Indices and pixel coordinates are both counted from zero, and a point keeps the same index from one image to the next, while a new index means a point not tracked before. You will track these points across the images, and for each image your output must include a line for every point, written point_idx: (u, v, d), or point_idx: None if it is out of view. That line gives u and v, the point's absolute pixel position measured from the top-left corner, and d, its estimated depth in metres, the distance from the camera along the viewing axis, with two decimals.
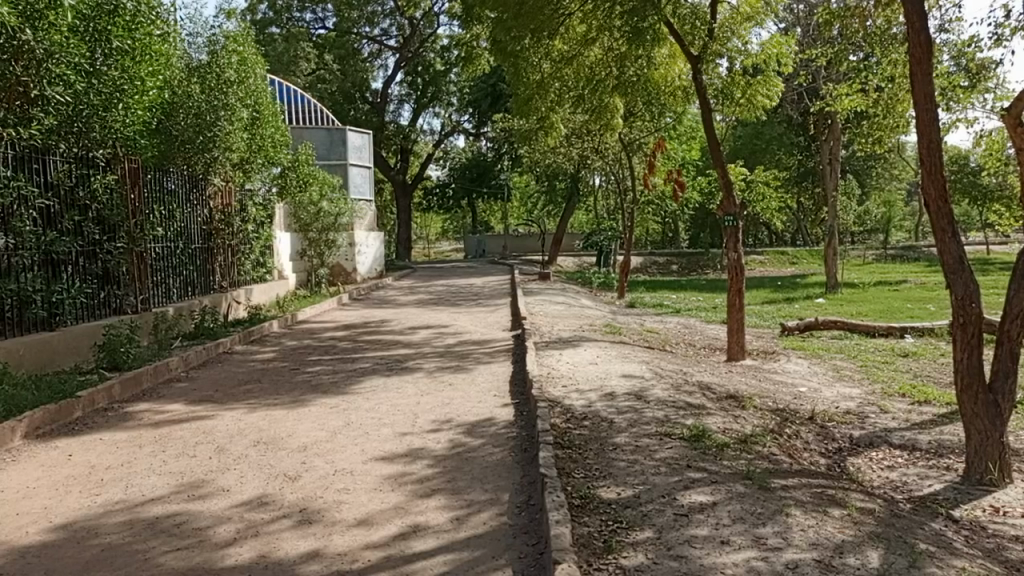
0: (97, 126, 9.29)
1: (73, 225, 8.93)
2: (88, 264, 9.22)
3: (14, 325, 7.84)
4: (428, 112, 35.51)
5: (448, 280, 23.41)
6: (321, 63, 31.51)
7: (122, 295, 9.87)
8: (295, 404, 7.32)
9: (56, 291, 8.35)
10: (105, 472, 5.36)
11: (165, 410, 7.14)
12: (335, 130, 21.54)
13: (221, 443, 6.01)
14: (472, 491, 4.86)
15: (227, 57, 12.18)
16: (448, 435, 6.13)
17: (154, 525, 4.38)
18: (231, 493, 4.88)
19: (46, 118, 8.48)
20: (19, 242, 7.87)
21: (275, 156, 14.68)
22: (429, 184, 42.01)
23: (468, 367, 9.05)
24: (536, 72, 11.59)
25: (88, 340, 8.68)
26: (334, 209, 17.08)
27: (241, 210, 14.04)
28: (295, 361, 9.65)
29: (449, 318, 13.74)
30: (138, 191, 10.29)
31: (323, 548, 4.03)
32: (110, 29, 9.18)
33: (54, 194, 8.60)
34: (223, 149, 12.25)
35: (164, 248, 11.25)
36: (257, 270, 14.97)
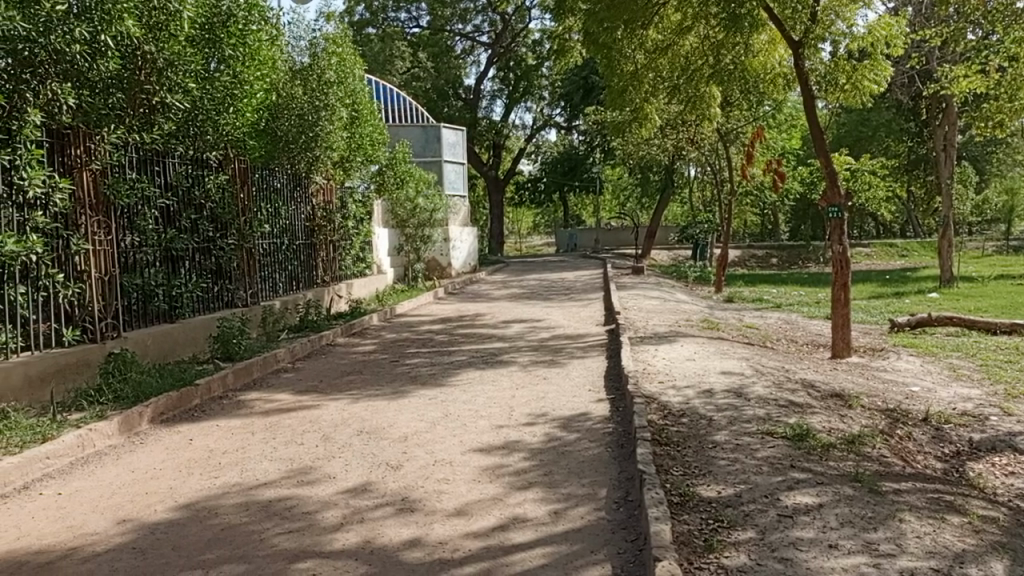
0: (210, 130, 9.67)
1: (190, 223, 9.54)
2: (204, 259, 9.82)
3: (140, 318, 8.45)
4: (520, 107, 35.63)
5: (540, 275, 23.51)
6: (416, 62, 32.19)
7: (233, 289, 10.46)
8: (395, 395, 7.54)
9: (176, 285, 8.98)
10: (222, 456, 5.69)
11: (275, 399, 7.50)
12: (430, 128, 22.01)
13: (327, 432, 6.26)
14: (568, 485, 4.88)
15: (327, 59, 12.46)
16: (544, 428, 6.17)
17: (267, 507, 4.62)
18: (337, 480, 5.08)
19: (167, 124, 8.59)
20: (144, 240, 8.53)
21: (374, 155, 15.18)
22: (522, 178, 42.27)
23: (562, 361, 9.06)
24: (630, 63, 11.38)
25: (204, 332, 9.21)
26: (430, 206, 17.55)
27: (342, 208, 14.63)
28: (394, 354, 9.94)
29: (542, 312, 13.78)
30: (247, 190, 10.86)
31: (424, 537, 4.14)
32: (223, 37, 9.43)
33: (173, 193, 9.20)
34: (323, 149, 12.50)
35: (271, 244, 11.81)
36: (356, 265, 15.47)
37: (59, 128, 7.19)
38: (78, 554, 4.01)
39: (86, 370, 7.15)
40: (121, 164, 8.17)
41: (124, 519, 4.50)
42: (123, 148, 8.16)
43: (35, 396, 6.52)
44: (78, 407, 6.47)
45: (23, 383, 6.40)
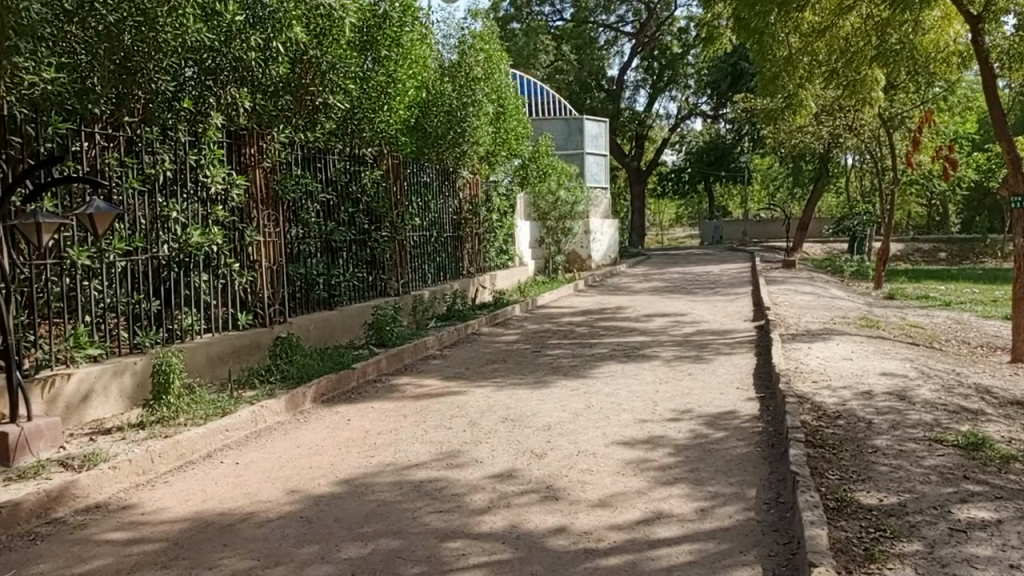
0: (367, 129, 10.25)
1: (348, 216, 10.12)
2: (360, 250, 10.39)
3: (304, 304, 9.08)
4: (664, 97, 34.90)
5: (683, 268, 22.99)
6: (560, 54, 32.30)
7: (386, 279, 11.01)
8: (538, 385, 7.66)
9: (334, 274, 9.60)
10: (377, 437, 6.02)
11: (424, 384, 7.84)
12: (573, 121, 22.09)
13: (473, 417, 6.47)
14: (715, 483, 4.78)
15: (475, 55, 12.78)
16: (689, 425, 6.06)
17: (419, 487, 4.85)
18: (484, 465, 5.24)
19: (328, 123, 9.19)
20: (306, 232, 9.13)
21: (517, 149, 15.43)
22: (665, 169, 41.46)
23: (708, 357, 8.83)
24: (784, 48, 10.79)
25: (360, 319, 9.76)
26: (571, 198, 17.79)
27: (487, 201, 14.97)
28: (537, 344, 10.09)
29: (686, 306, 13.48)
30: (399, 184, 11.34)
31: (569, 525, 4.19)
32: (379, 39, 9.86)
33: (334, 188, 9.78)
34: (470, 144, 12.85)
35: (421, 236, 12.27)
36: (500, 257, 15.79)
37: (236, 129, 7.89)
38: (254, 519, 4.39)
39: (257, 352, 7.79)
40: (288, 162, 8.74)
41: (292, 489, 4.88)
42: (289, 146, 8.74)
43: (216, 374, 7.18)
44: (251, 385, 7.08)
45: (206, 361, 7.06)
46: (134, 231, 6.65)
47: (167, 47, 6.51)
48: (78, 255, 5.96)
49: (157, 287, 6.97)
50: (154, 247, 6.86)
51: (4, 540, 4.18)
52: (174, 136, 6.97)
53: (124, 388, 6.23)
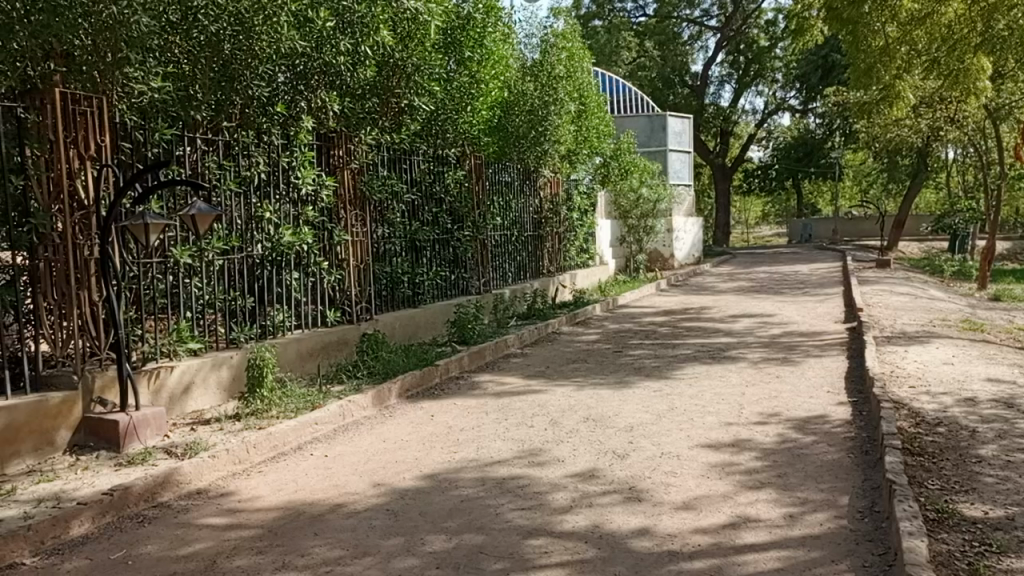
0: (450, 129, 10.43)
1: (432, 216, 10.29)
2: (443, 249, 10.56)
3: (389, 301, 9.32)
4: (750, 92, 33.96)
5: (769, 267, 22.35)
6: (642, 51, 31.94)
7: (468, 278, 11.14)
8: (620, 385, 7.61)
9: (418, 272, 9.79)
10: (460, 433, 6.11)
11: (505, 382, 7.90)
12: (656, 117, 21.84)
13: (554, 416, 6.48)
14: (805, 489, 4.63)
15: (557, 54, 12.75)
16: (776, 428, 5.90)
17: (501, 484, 4.90)
18: (566, 464, 5.25)
19: (413, 125, 9.36)
20: (392, 231, 9.35)
21: (598, 147, 15.34)
22: (751, 166, 40.39)
23: (796, 360, 8.56)
24: (880, 37, 10.40)
25: (443, 317, 9.91)
26: (653, 196, 17.21)
27: (568, 200, 14.95)
28: (618, 344, 10.01)
29: (774, 307, 13.10)
30: (482, 184, 11.42)
31: (653, 527, 4.15)
32: (462, 40, 10.02)
33: (418, 188, 9.95)
34: (551, 143, 12.86)
35: (502, 235, 12.35)
36: (580, 256, 15.76)
37: (326, 131, 8.16)
38: (343, 510, 4.53)
39: (345, 348, 8.02)
40: (376, 162, 8.96)
41: (379, 482, 5.01)
42: (376, 148, 8.96)
43: (306, 369, 7.44)
44: (340, 380, 7.31)
45: (297, 357, 7.33)
46: (231, 231, 6.98)
47: (262, 54, 6.75)
48: (181, 254, 6.33)
49: (252, 284, 7.27)
50: (249, 246, 7.17)
51: (115, 521, 4.45)
52: (268, 139, 7.30)
53: (221, 381, 6.53)
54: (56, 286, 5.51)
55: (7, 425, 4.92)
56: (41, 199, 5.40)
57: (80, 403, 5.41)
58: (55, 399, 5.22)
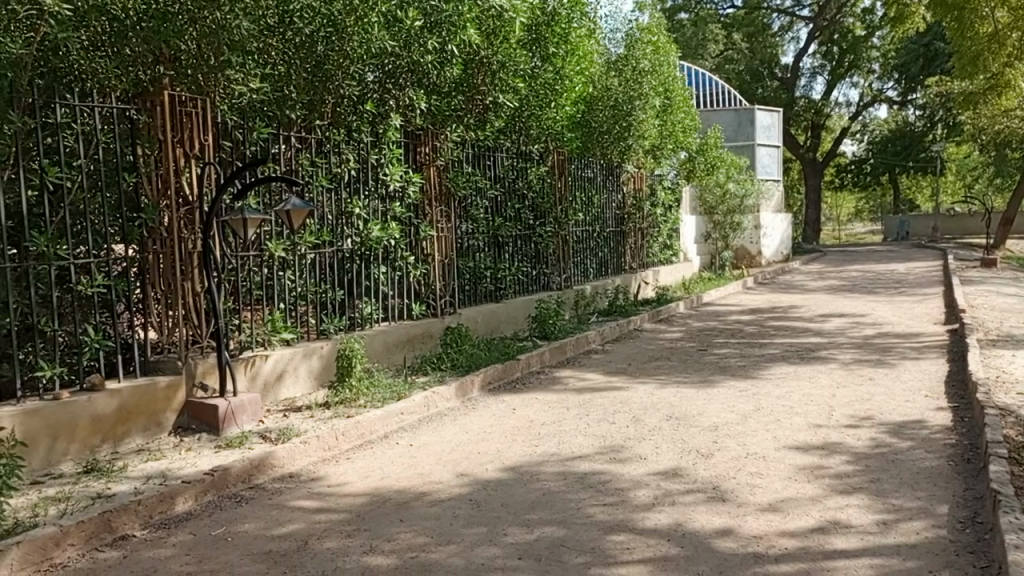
0: (534, 125, 10.44)
1: (515, 212, 10.36)
2: (525, 245, 10.62)
3: (472, 296, 9.45)
4: (845, 83, 32.66)
5: (862, 266, 21.47)
6: (730, 43, 31.20)
7: (550, 274, 11.18)
8: (704, 384, 7.48)
9: (501, 267, 9.89)
10: (541, 427, 6.15)
11: (587, 378, 7.90)
12: (743, 111, 21.30)
13: (637, 413, 6.44)
14: (900, 496, 4.45)
15: (643, 48, 12.58)
16: (869, 432, 5.68)
17: (583, 479, 4.91)
18: (648, 461, 5.21)
19: (497, 121, 9.39)
20: (475, 227, 9.46)
21: (683, 142, 15.08)
22: (844, 161, 38.85)
23: (892, 362, 8.21)
24: (988, 24, 9.80)
25: (524, 312, 9.98)
26: (741, 190, 17.10)
27: (651, 195, 14.77)
28: (702, 343, 9.84)
29: (867, 307, 12.59)
30: (564, 180, 11.40)
31: (738, 528, 4.08)
32: (547, 36, 10.02)
33: (502, 184, 10.04)
34: (636, 138, 12.71)
35: (584, 232, 12.31)
36: (664, 253, 15.55)
37: (414, 129, 8.32)
38: (427, 498, 4.64)
39: (429, 341, 8.19)
40: (461, 159, 9.09)
41: (462, 473, 5.10)
42: (460, 145, 9.07)
43: (392, 360, 7.64)
44: (424, 372, 7.47)
45: (383, 348, 7.53)
46: (322, 225, 7.21)
47: (353, 55, 6.93)
48: (275, 247, 6.56)
49: (342, 277, 7.51)
50: (340, 241, 7.40)
51: (216, 500, 4.71)
52: (358, 137, 7.54)
53: (312, 369, 6.79)
54: (163, 277, 5.83)
55: (119, 406, 5.26)
56: (150, 195, 5.76)
57: (184, 387, 5.73)
58: (162, 383, 5.56)
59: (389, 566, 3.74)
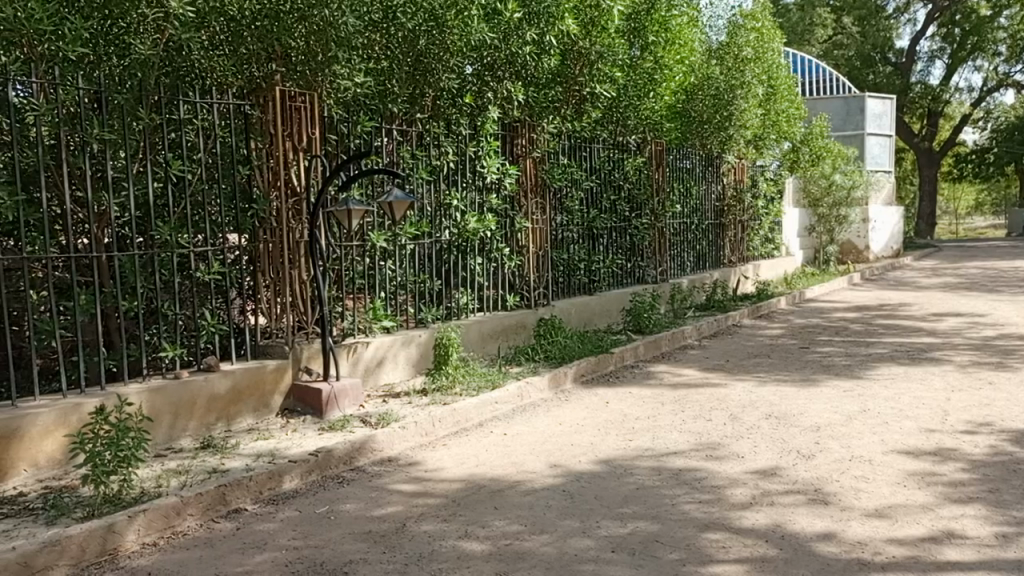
0: (632, 116, 10.31)
1: (611, 203, 10.29)
2: (621, 238, 10.54)
3: (566, 288, 9.46)
4: (967, 67, 30.64)
5: (982, 262, 20.12)
6: (839, 27, 29.85)
7: (645, 266, 11.05)
8: (806, 383, 7.23)
9: (595, 259, 9.85)
10: (635, 421, 6.10)
11: (682, 374, 7.77)
12: (853, 99, 20.37)
13: (734, 411, 6.29)
14: (1022, 508, 4.17)
15: (746, 35, 12.21)
16: (988, 439, 5.35)
17: (678, 475, 4.84)
18: (746, 460, 5.09)
19: (595, 112, 9.33)
20: (570, 219, 9.46)
21: (787, 131, 14.56)
22: (964, 151, 36.50)
23: (1014, 365, 7.68)
24: None
25: (618, 305, 9.92)
26: (848, 182, 16.32)
27: (752, 186, 14.33)
28: (804, 340, 9.49)
29: (987, 306, 11.81)
30: (662, 171, 11.19)
31: (841, 532, 3.93)
32: (648, 24, 9.87)
33: (598, 176, 9.98)
34: (738, 127, 12.35)
35: (682, 224, 12.09)
36: (764, 246, 15.09)
37: (511, 121, 8.34)
38: (521, 487, 4.70)
39: (523, 332, 8.26)
40: (558, 150, 9.09)
41: (556, 463, 5.13)
42: (558, 136, 9.06)
43: (487, 350, 7.75)
44: (518, 363, 7.55)
45: (478, 338, 7.65)
46: (422, 216, 7.39)
47: (454, 48, 7.04)
48: (377, 238, 6.77)
49: (439, 267, 7.68)
50: (438, 232, 7.57)
51: (320, 479, 4.92)
52: (457, 130, 7.67)
53: (410, 357, 6.99)
54: (272, 265, 6.11)
55: (232, 387, 5.56)
56: (262, 186, 6.03)
57: (291, 370, 6.00)
58: (271, 366, 5.84)
59: (484, 552, 3.81)
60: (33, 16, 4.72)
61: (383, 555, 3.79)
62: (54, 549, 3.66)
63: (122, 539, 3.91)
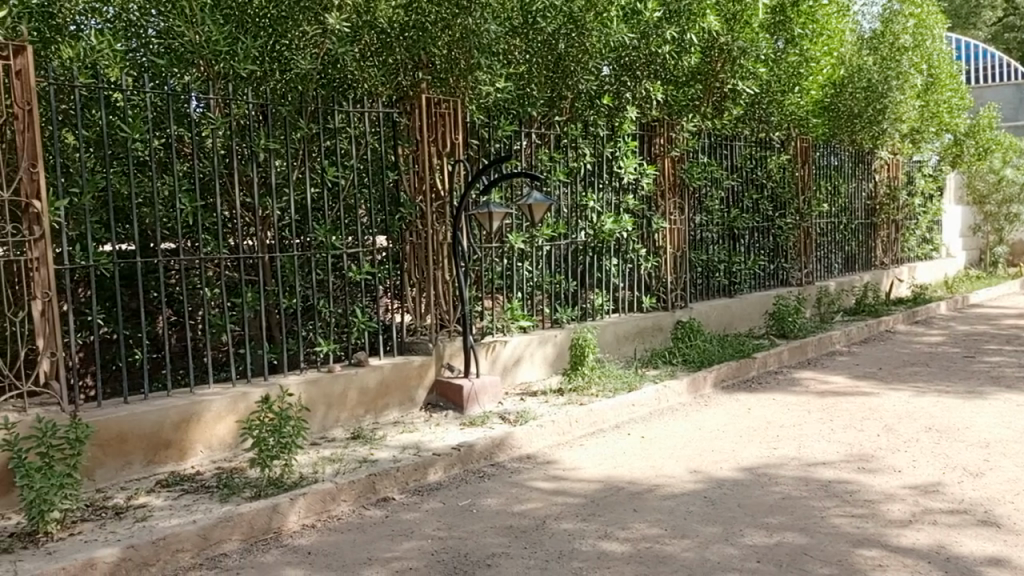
0: (776, 112, 9.90)
1: (753, 202, 9.95)
2: (763, 238, 10.18)
3: (705, 291, 9.24)
4: None
5: None
6: (1010, 8, 27.35)
7: (789, 268, 10.61)
8: (972, 395, 6.68)
9: (736, 261, 9.55)
10: (779, 429, 5.87)
11: (830, 381, 7.40)
12: None
13: (889, 422, 5.92)
14: None
15: (904, 21, 11.43)
16: None
17: (827, 487, 4.62)
18: (904, 474, 4.78)
19: (736, 108, 9.03)
20: (709, 219, 9.23)
21: (949, 123, 13.49)
22: None
23: None
24: None
25: (760, 308, 9.59)
26: (1021, 177, 14.94)
27: (908, 183, 13.40)
28: (969, 348, 8.78)
29: None
30: (807, 168, 10.66)
31: (1014, 558, 3.62)
32: (793, 17, 9.29)
33: (739, 175, 9.69)
34: (893, 120, 11.58)
35: (830, 224, 11.49)
36: (922, 247, 14.08)
37: (649, 121, 8.26)
38: (661, 491, 4.65)
39: (659, 333, 8.16)
40: (697, 149, 8.90)
41: (696, 469, 5.03)
42: (697, 135, 8.86)
43: (623, 351, 7.72)
44: (654, 365, 7.45)
45: (615, 340, 7.63)
46: (559, 218, 7.46)
47: (593, 49, 7.05)
48: (516, 239, 6.89)
49: (575, 268, 7.73)
50: (574, 233, 7.62)
51: (462, 473, 5.08)
52: (594, 131, 7.68)
53: (547, 357, 7.08)
54: (418, 265, 6.38)
55: (380, 381, 5.84)
56: (409, 191, 6.30)
57: (434, 366, 6.23)
58: (416, 362, 6.08)
59: (625, 553, 3.80)
60: (211, 38, 5.27)
61: (524, 550, 3.87)
62: (228, 524, 4.01)
63: (285, 520, 4.22)
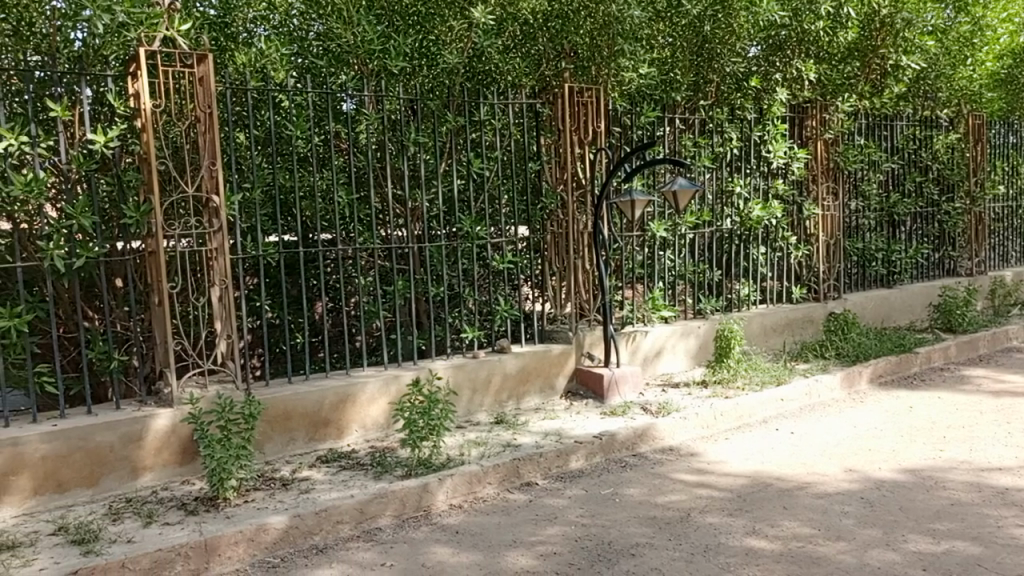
0: (944, 87, 9.10)
1: (916, 186, 9.26)
2: (926, 224, 9.46)
3: (860, 281, 8.72)
4: None
5: None
6: None
7: (956, 257, 9.81)
8: None
9: (895, 250, 8.92)
10: (947, 430, 5.45)
11: (1006, 380, 6.78)
12: None
13: None
14: None
15: None
16: None
17: (1004, 494, 4.25)
18: None
19: (898, 86, 8.39)
20: (866, 205, 8.67)
21: None
22: None
23: None
24: None
25: (923, 300, 8.95)
26: None
27: None
28: None
29: None
30: (982, 147, 9.69)
31: None
32: None
33: (900, 156, 9.03)
34: None
35: (1006, 208, 10.48)
36: None
37: (801, 102, 7.86)
38: (813, 490, 4.45)
39: (810, 326, 7.78)
40: (853, 131, 8.37)
41: (851, 468, 4.77)
42: (854, 116, 8.33)
43: (770, 343, 7.43)
44: (805, 359, 7.12)
45: (761, 331, 7.35)
46: (703, 206, 7.28)
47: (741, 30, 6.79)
48: (657, 228, 6.73)
49: (720, 257, 7.52)
50: (719, 221, 7.41)
51: (603, 462, 5.09)
52: (741, 115, 7.41)
53: (689, 348, 6.94)
54: (559, 255, 6.43)
55: (522, 368, 5.95)
56: (551, 180, 6.35)
57: (574, 355, 6.27)
58: (557, 350, 6.14)
59: (775, 551, 3.68)
60: (365, 38, 5.62)
61: (669, 542, 3.83)
62: (382, 500, 4.23)
63: (434, 499, 4.40)
